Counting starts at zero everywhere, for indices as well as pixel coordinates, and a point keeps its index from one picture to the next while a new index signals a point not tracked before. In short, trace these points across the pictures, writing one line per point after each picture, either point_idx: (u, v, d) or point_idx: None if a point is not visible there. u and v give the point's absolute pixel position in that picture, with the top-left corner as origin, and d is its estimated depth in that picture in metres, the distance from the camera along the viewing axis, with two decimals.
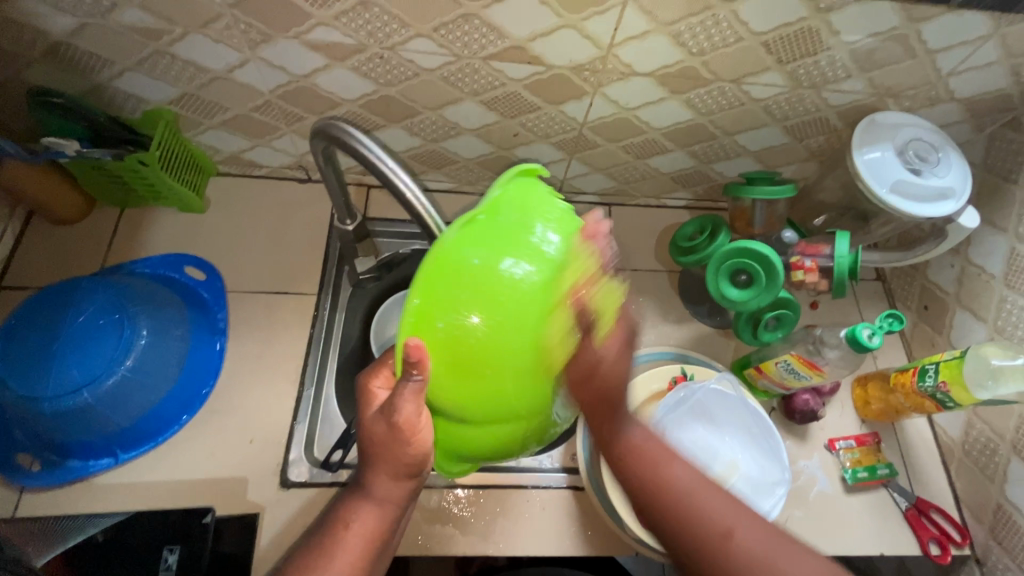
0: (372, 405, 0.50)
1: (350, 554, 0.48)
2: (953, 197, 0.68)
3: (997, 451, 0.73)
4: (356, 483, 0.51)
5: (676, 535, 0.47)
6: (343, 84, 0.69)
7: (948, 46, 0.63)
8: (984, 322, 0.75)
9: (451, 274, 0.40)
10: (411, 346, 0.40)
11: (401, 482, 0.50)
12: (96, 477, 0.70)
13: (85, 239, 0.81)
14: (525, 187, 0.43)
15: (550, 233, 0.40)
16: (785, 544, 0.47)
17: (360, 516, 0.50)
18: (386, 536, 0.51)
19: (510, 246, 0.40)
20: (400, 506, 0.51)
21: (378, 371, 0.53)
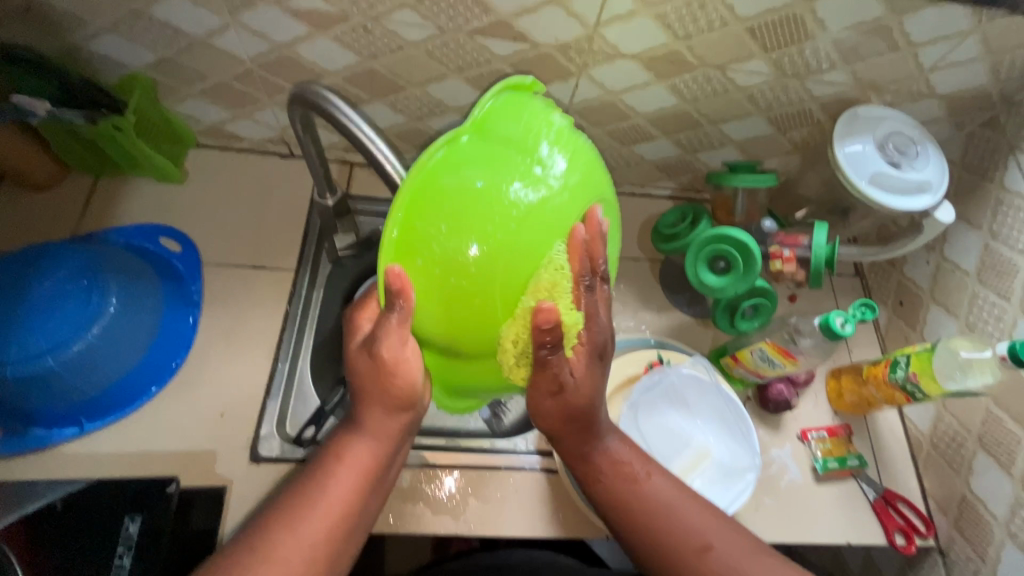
0: (356, 336, 0.52)
1: (344, 485, 0.50)
2: (931, 190, 0.68)
3: (964, 444, 0.75)
4: (349, 421, 0.52)
5: (654, 551, 0.53)
6: (326, 55, 0.68)
7: (929, 41, 0.63)
8: (955, 317, 0.76)
9: (438, 199, 0.40)
10: (395, 270, 0.40)
11: (394, 419, 0.52)
12: (60, 447, 0.68)
13: (58, 206, 0.79)
14: (514, 102, 0.43)
15: (544, 154, 0.41)
16: (757, 554, 0.52)
17: (353, 454, 0.51)
18: (378, 472, 0.52)
19: (501, 164, 0.40)
20: (394, 443, 0.52)
21: (368, 305, 0.55)
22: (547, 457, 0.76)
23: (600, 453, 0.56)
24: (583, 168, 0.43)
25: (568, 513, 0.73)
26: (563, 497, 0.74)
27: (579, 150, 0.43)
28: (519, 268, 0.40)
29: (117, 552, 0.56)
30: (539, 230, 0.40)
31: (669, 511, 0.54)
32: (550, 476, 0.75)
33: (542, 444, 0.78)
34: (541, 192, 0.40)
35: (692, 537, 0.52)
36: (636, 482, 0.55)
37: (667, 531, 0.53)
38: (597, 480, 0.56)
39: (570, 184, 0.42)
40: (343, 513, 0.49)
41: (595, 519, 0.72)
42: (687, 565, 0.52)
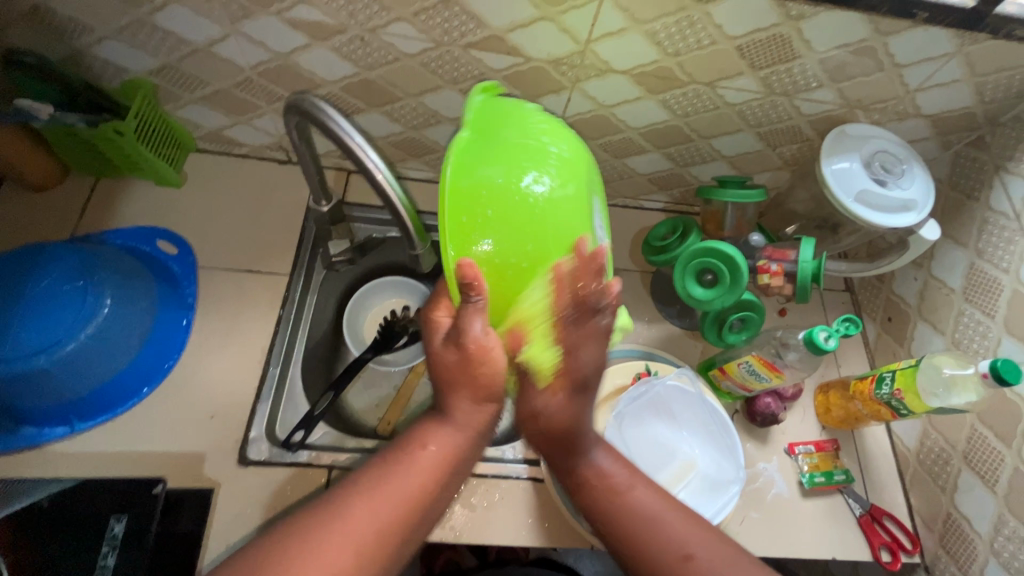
0: (438, 332, 0.51)
1: (426, 472, 0.48)
2: (916, 209, 0.70)
3: (950, 461, 0.75)
4: (434, 410, 0.51)
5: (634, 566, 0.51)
6: (324, 64, 0.70)
7: (913, 62, 0.64)
8: (942, 334, 0.77)
9: (473, 192, 0.44)
10: (465, 263, 0.43)
11: (482, 409, 0.51)
12: (50, 445, 0.69)
13: (57, 207, 0.80)
14: (490, 106, 0.49)
15: (540, 139, 0.48)
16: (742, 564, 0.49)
17: (438, 441, 0.49)
18: (461, 464, 0.50)
19: (516, 158, 0.46)
20: (477, 435, 0.51)
21: (443, 302, 0.53)
22: (534, 465, 0.77)
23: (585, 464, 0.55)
24: (573, 143, 0.51)
25: (554, 522, 0.74)
26: (549, 506, 0.74)
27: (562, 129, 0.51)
28: (566, 235, 0.46)
29: (103, 551, 0.57)
30: (565, 202, 0.47)
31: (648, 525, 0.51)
32: (537, 484, 0.75)
33: (529, 453, 0.78)
34: (556, 170, 0.47)
35: (676, 550, 0.50)
36: (619, 492, 0.54)
37: (646, 545, 0.50)
38: (583, 492, 0.55)
39: (571, 157, 0.49)
40: (421, 500, 0.47)
41: (581, 530, 0.72)
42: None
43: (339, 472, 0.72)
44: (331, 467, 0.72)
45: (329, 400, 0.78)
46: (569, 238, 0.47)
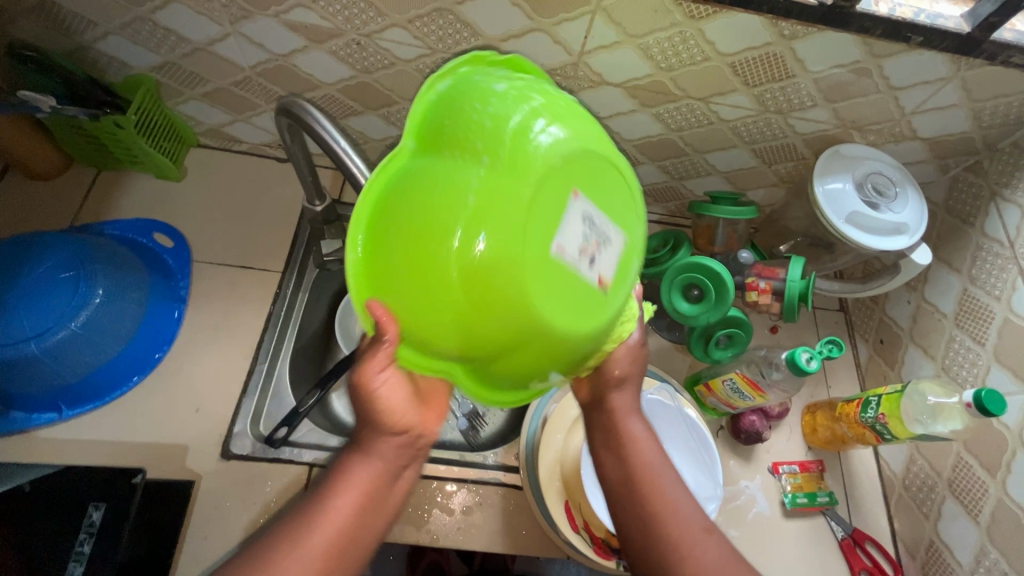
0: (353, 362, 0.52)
1: (345, 502, 0.48)
2: (908, 232, 0.70)
3: (934, 489, 0.74)
4: (354, 443, 0.51)
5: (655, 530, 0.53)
6: (321, 66, 0.70)
7: (909, 85, 0.64)
8: (932, 359, 0.76)
9: (386, 221, 0.38)
10: (373, 304, 0.40)
11: (397, 439, 0.51)
12: (39, 430, 0.70)
13: (59, 196, 0.82)
14: (444, 94, 0.40)
15: (483, 136, 0.37)
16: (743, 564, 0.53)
17: (358, 475, 0.49)
18: (381, 491, 0.50)
19: (441, 173, 0.38)
20: (391, 463, 0.51)
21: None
22: (514, 472, 0.77)
23: (626, 425, 0.58)
24: (538, 131, 0.38)
25: (531, 530, 0.74)
26: (527, 514, 0.74)
27: (528, 110, 0.39)
28: (496, 265, 0.37)
29: (78, 539, 0.58)
30: (500, 220, 0.36)
31: (677, 498, 0.55)
32: (515, 491, 0.76)
33: (510, 459, 0.78)
34: (491, 180, 0.37)
35: (698, 523, 0.54)
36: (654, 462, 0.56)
37: (674, 515, 0.53)
38: (624, 452, 0.57)
39: (526, 152, 0.37)
40: (347, 528, 0.48)
41: (557, 541, 0.72)
42: (682, 550, 0.52)
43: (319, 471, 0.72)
44: (312, 465, 0.73)
45: (315, 396, 0.74)
46: (494, 275, 0.37)
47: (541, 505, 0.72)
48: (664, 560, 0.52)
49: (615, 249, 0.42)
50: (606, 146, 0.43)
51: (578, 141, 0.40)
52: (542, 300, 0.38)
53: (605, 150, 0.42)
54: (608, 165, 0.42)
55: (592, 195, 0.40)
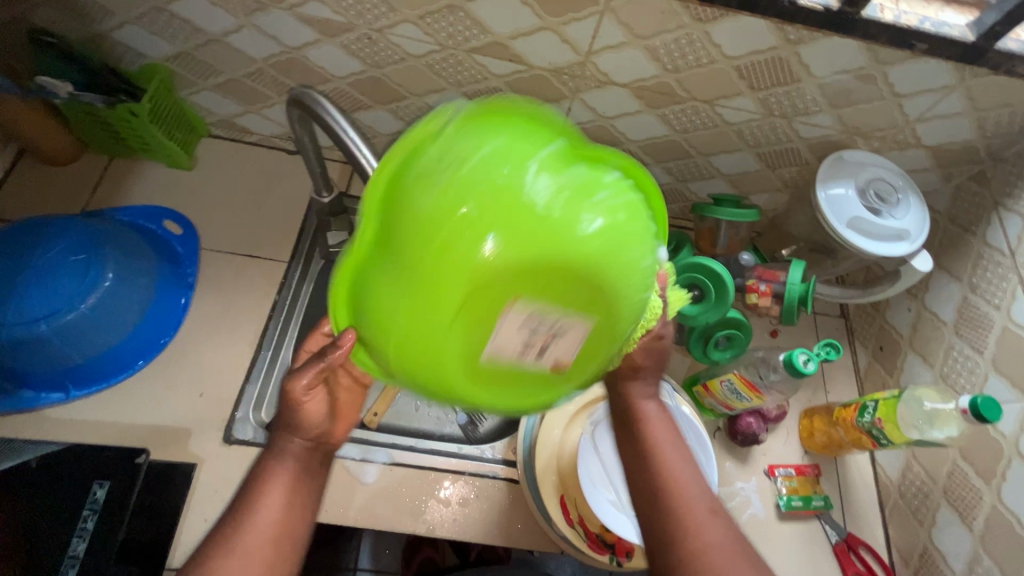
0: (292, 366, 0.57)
1: (270, 506, 0.50)
2: (909, 239, 0.70)
3: (929, 496, 0.74)
4: (270, 446, 0.54)
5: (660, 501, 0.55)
6: (333, 60, 0.72)
7: (914, 92, 0.65)
8: (931, 367, 0.76)
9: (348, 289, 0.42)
10: (347, 331, 0.43)
11: (308, 441, 0.54)
12: (46, 410, 0.71)
13: (72, 182, 0.83)
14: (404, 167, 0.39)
15: (419, 228, 0.36)
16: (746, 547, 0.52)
17: (274, 477, 0.52)
18: (304, 493, 0.53)
19: (385, 259, 0.38)
20: (308, 466, 0.54)
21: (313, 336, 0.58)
22: (511, 466, 0.78)
23: (643, 403, 0.60)
24: (479, 226, 0.35)
25: (526, 524, 0.74)
26: (522, 508, 0.75)
27: (473, 202, 0.35)
28: (423, 356, 0.38)
29: (82, 515, 0.59)
30: (427, 318, 0.37)
31: (684, 476, 0.56)
32: (512, 485, 0.76)
33: (509, 454, 0.79)
34: (420, 279, 0.36)
35: (703, 502, 0.54)
36: (665, 440, 0.59)
37: (678, 489, 0.55)
38: (636, 429, 0.60)
39: (458, 254, 0.35)
40: (274, 531, 0.50)
41: (553, 535, 0.72)
42: (684, 522, 0.53)
43: None
44: None
45: None
46: (423, 363, 0.38)
47: (536, 497, 0.73)
48: (664, 529, 0.53)
49: (576, 340, 0.39)
50: (575, 237, 0.36)
51: (525, 247, 0.35)
52: (473, 389, 0.39)
53: (572, 242, 0.36)
54: (571, 262, 0.36)
55: (542, 300, 0.37)
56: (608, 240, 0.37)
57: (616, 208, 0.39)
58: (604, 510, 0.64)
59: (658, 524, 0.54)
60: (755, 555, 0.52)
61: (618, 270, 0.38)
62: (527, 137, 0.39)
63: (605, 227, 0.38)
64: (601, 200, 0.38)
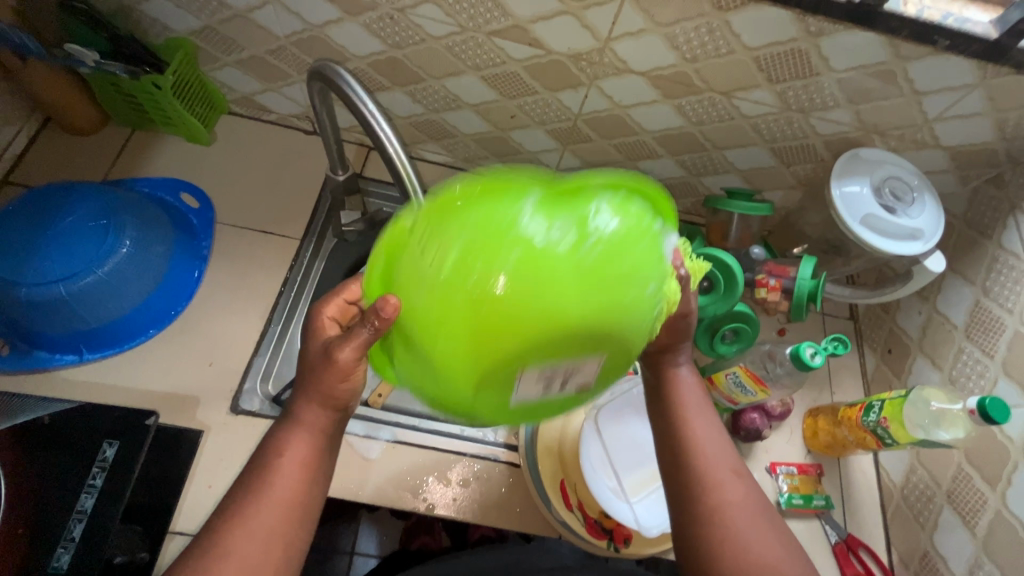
0: (320, 335, 0.52)
1: (288, 478, 0.49)
2: (922, 239, 0.70)
3: (932, 499, 0.74)
4: (287, 416, 0.52)
5: (683, 462, 0.54)
6: (354, 39, 0.73)
7: (933, 90, 0.64)
8: (939, 370, 0.76)
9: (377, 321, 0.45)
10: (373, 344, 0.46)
11: (332, 412, 0.52)
12: (59, 371, 0.73)
13: (94, 151, 0.85)
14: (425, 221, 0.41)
15: (435, 286, 0.38)
16: (767, 510, 0.52)
17: (292, 446, 0.50)
18: (323, 463, 0.51)
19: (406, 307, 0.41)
20: (329, 436, 0.52)
21: (334, 302, 0.53)
22: (513, 451, 0.78)
23: (673, 367, 0.58)
24: (483, 290, 0.36)
25: (525, 508, 0.75)
26: (521, 492, 0.76)
27: (478, 265, 0.36)
28: (444, 393, 0.41)
29: (91, 472, 0.62)
30: (442, 366, 0.39)
31: (709, 437, 0.55)
32: (513, 469, 0.76)
33: (510, 438, 0.79)
34: (435, 332, 0.38)
35: (726, 464, 0.53)
36: (693, 404, 0.57)
37: (704, 451, 0.54)
38: (664, 391, 0.58)
39: (466, 313, 0.37)
40: (292, 502, 0.49)
41: (551, 520, 0.73)
42: (706, 483, 0.52)
43: None
44: None
45: None
46: (443, 395, 0.41)
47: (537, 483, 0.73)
48: (685, 487, 0.53)
49: (585, 377, 0.40)
50: (561, 306, 0.35)
51: (512, 337, 0.36)
52: (490, 416, 0.42)
53: (559, 312, 0.35)
54: (552, 329, 0.36)
55: (544, 364, 0.37)
56: (598, 301, 0.36)
57: (602, 258, 0.36)
58: (606, 497, 0.66)
59: (681, 484, 0.53)
60: (774, 517, 0.52)
61: (614, 321, 0.37)
62: (493, 219, 0.37)
63: (589, 288, 0.36)
64: (581, 262, 0.36)
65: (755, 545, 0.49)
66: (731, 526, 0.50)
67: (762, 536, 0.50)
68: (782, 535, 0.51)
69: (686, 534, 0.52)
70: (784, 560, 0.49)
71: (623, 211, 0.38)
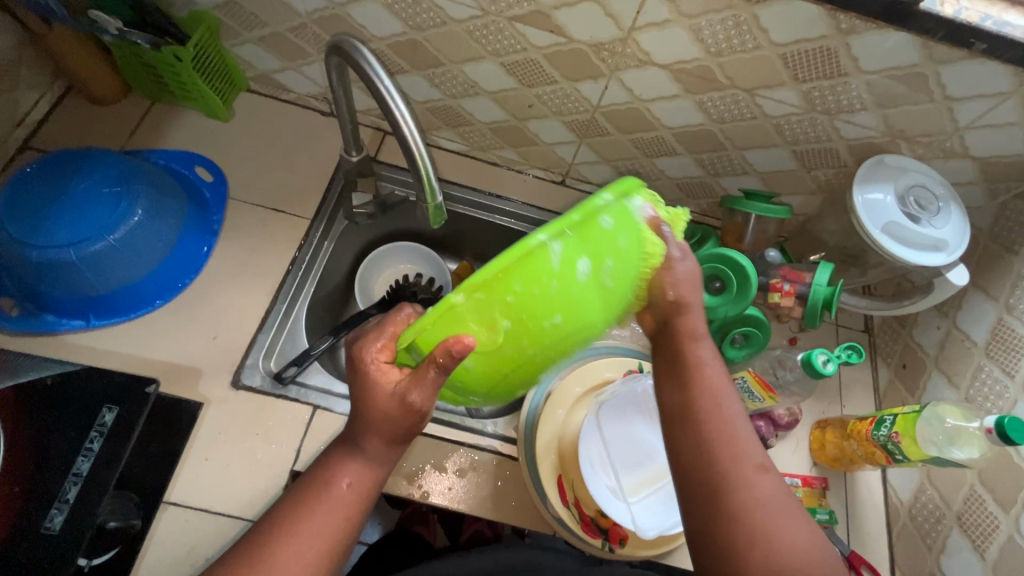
0: (376, 377, 0.50)
1: (344, 505, 0.52)
2: (946, 250, 0.68)
3: (941, 520, 0.71)
4: (346, 441, 0.54)
5: (709, 455, 0.50)
6: (375, 19, 0.72)
7: (966, 97, 0.62)
8: (956, 388, 0.73)
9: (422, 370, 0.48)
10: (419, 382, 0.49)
11: (394, 447, 0.53)
12: (66, 335, 0.73)
13: (113, 121, 0.85)
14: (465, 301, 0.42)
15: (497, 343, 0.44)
16: (797, 507, 0.49)
17: (351, 474, 0.53)
18: (374, 491, 0.54)
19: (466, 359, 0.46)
20: (387, 467, 0.55)
21: (385, 343, 0.52)
22: (511, 444, 0.77)
23: (693, 348, 0.55)
24: (545, 338, 0.44)
25: (520, 501, 0.73)
26: (517, 486, 0.74)
27: (537, 326, 0.43)
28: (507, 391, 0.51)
29: (89, 435, 0.62)
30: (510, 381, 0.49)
31: (733, 424, 0.52)
32: (510, 462, 0.75)
33: (509, 431, 0.78)
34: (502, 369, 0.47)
35: (753, 457, 0.50)
36: (720, 390, 0.53)
37: (730, 443, 0.50)
38: (684, 373, 0.54)
39: (528, 352, 0.45)
40: (345, 527, 0.51)
41: (546, 515, 0.71)
42: (738, 476, 0.49)
43: (322, 413, 0.74)
44: (316, 407, 0.74)
45: (327, 341, 0.80)
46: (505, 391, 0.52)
47: (535, 477, 0.72)
48: (712, 482, 0.49)
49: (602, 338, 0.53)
50: (596, 325, 0.46)
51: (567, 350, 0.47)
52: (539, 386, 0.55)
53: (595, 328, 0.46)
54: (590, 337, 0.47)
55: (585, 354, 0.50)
56: (615, 305, 0.47)
57: (618, 275, 0.44)
58: (604, 496, 0.65)
59: (709, 479, 0.49)
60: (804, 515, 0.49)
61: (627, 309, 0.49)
62: (530, 282, 0.41)
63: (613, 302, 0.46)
64: (606, 286, 0.44)
65: (790, 546, 0.47)
66: (772, 518, 0.47)
67: (796, 535, 0.47)
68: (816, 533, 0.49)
69: (726, 529, 0.47)
70: (818, 559, 0.47)
71: (625, 226, 0.43)
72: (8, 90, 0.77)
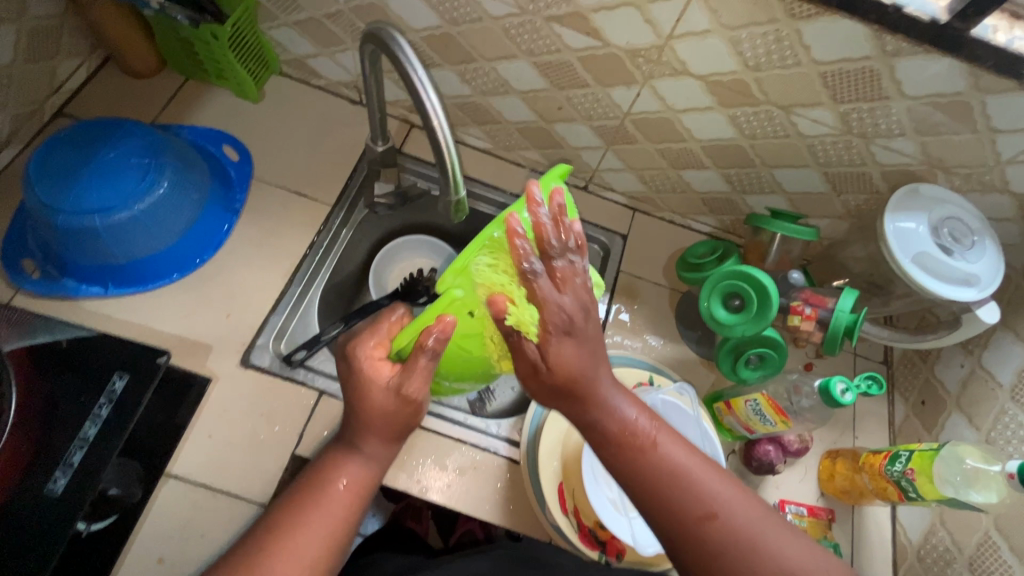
0: (367, 373, 0.52)
1: (341, 503, 0.51)
2: (978, 285, 0.66)
3: (951, 564, 0.69)
4: (345, 441, 0.54)
5: (660, 525, 0.48)
6: (412, 11, 0.73)
7: (1011, 129, 0.60)
8: (977, 430, 0.71)
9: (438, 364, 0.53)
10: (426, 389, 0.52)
11: (394, 445, 0.54)
12: (84, 301, 0.74)
13: (147, 94, 0.86)
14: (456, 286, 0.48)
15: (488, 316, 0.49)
16: (771, 525, 0.48)
17: (349, 473, 0.53)
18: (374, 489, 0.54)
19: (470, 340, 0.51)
20: (387, 465, 0.55)
21: (376, 342, 0.54)
22: (515, 447, 0.76)
23: (615, 418, 0.49)
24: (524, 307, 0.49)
25: (517, 505, 0.72)
26: (517, 490, 0.73)
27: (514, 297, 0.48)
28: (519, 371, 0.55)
29: (99, 401, 0.63)
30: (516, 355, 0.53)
31: (675, 481, 0.47)
32: (512, 465, 0.74)
33: (513, 433, 0.77)
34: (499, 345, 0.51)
35: (704, 508, 0.47)
36: (646, 452, 0.48)
37: (673, 513, 0.47)
38: (606, 451, 0.49)
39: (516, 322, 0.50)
40: (343, 524, 0.51)
41: (544, 522, 0.71)
42: (696, 534, 0.47)
43: (327, 400, 0.74)
44: (322, 393, 0.74)
45: (338, 329, 0.77)
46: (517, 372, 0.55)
47: (534, 482, 0.72)
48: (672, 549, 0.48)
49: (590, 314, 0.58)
50: None
51: None
52: None
53: None
54: None
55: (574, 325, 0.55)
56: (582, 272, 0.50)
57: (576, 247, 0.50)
58: (604, 508, 0.63)
59: (669, 544, 0.48)
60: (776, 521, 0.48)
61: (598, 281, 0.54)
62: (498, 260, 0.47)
63: None
64: None
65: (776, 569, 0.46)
66: (753, 548, 0.46)
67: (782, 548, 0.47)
68: (795, 537, 0.48)
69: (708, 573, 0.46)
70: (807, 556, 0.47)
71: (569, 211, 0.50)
72: (48, 57, 0.79)
